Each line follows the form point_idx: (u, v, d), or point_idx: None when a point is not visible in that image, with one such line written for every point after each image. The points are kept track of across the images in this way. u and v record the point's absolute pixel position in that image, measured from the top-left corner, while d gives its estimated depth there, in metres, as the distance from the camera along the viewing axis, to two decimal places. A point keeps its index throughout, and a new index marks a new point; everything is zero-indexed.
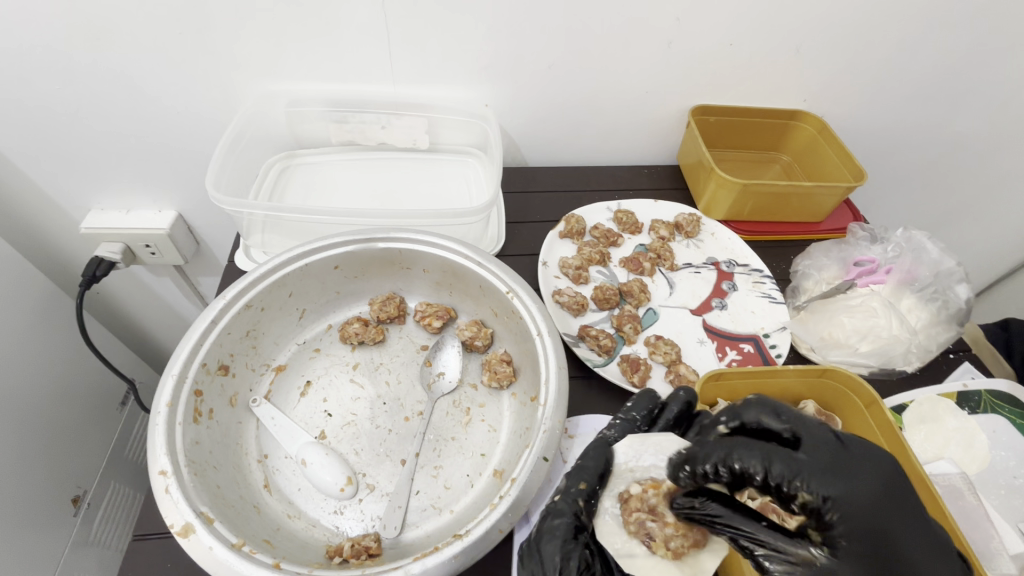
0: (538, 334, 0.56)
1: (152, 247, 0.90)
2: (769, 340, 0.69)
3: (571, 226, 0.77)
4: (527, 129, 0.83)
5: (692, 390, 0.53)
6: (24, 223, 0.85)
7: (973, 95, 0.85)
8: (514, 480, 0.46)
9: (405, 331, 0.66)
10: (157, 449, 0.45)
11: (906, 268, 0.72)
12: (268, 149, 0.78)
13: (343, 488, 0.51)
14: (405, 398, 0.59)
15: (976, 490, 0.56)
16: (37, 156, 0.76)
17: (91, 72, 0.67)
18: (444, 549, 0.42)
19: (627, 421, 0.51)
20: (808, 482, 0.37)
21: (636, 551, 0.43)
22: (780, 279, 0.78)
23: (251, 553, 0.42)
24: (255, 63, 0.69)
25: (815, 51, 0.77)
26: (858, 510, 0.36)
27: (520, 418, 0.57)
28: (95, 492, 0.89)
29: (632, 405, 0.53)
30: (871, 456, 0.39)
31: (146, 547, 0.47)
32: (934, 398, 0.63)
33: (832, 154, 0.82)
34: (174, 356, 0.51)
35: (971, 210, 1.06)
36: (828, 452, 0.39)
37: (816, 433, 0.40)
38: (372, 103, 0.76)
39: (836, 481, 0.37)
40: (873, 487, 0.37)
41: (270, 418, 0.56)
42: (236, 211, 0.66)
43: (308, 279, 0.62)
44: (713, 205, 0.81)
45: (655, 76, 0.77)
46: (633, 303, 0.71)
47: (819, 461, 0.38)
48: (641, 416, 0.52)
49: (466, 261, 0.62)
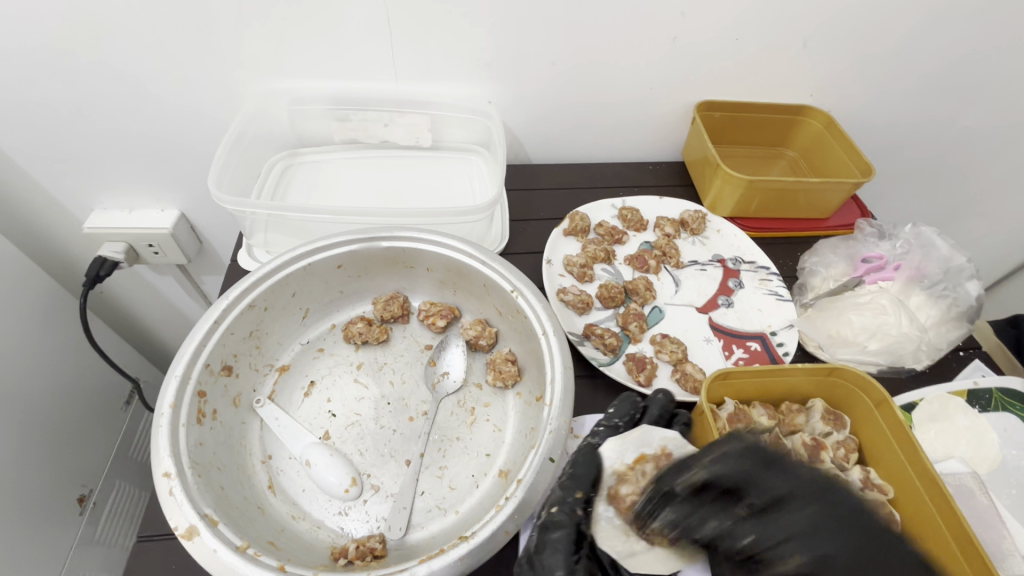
0: (543, 334, 0.55)
1: (155, 246, 0.90)
2: (776, 338, 0.68)
3: (575, 224, 0.76)
4: (531, 126, 0.82)
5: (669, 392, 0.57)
6: (27, 223, 0.85)
7: (983, 89, 0.83)
8: (521, 481, 0.45)
9: (409, 330, 0.66)
10: (161, 451, 0.45)
11: (916, 264, 0.71)
12: (270, 148, 0.78)
13: (347, 489, 0.51)
14: (410, 398, 0.59)
15: (988, 490, 0.55)
16: (39, 156, 0.75)
17: (93, 71, 0.66)
18: (450, 551, 0.41)
19: (610, 428, 0.53)
20: (791, 545, 0.38)
21: (636, 547, 0.45)
22: (787, 276, 0.77)
23: (256, 555, 0.42)
24: (257, 61, 0.69)
25: (822, 45, 0.76)
26: (824, 559, 0.36)
27: (525, 417, 0.57)
28: (101, 490, 0.90)
29: (614, 411, 0.54)
30: (840, 509, 0.39)
31: (151, 548, 0.47)
32: (944, 396, 0.62)
33: (839, 149, 0.81)
34: (177, 357, 0.50)
35: (979, 206, 1.05)
36: (794, 515, 0.39)
37: (780, 487, 0.40)
38: (375, 100, 0.76)
39: (788, 532, 0.38)
40: (828, 537, 0.37)
41: (274, 418, 0.56)
42: (239, 211, 0.65)
43: (311, 278, 0.62)
44: (719, 202, 0.80)
45: (660, 72, 0.76)
46: (638, 301, 0.71)
47: (782, 526, 0.39)
48: (623, 421, 0.54)
49: (470, 260, 0.61)
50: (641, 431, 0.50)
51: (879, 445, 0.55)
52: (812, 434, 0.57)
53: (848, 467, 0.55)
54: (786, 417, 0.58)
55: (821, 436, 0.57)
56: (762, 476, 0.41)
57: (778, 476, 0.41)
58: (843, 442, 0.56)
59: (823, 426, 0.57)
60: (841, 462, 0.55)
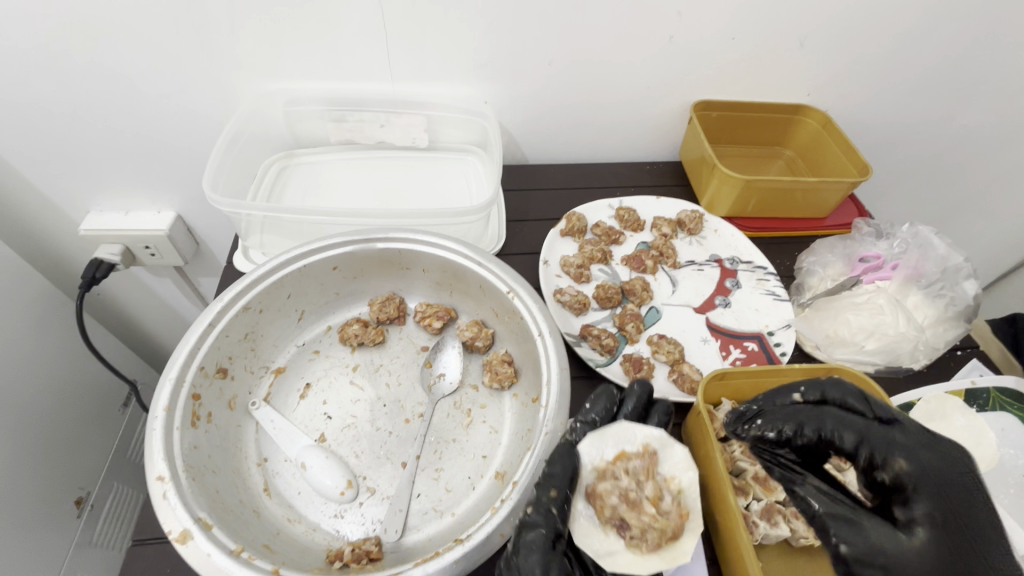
0: (539, 335, 0.55)
1: (152, 248, 0.90)
2: (773, 338, 0.68)
3: (572, 224, 0.76)
4: (528, 127, 0.82)
5: (645, 383, 0.52)
6: (23, 225, 0.85)
7: (980, 88, 0.83)
8: (516, 483, 0.45)
9: (406, 332, 0.66)
10: (155, 454, 0.44)
11: (913, 263, 0.71)
12: (267, 149, 0.78)
13: (343, 491, 0.51)
14: (406, 400, 0.59)
15: (985, 490, 0.55)
16: (34, 157, 0.75)
17: (87, 73, 0.66)
18: (445, 554, 0.41)
19: (587, 423, 0.48)
20: (896, 452, 0.41)
21: (615, 548, 0.40)
22: (784, 276, 0.77)
23: (250, 559, 0.41)
24: (252, 62, 0.68)
25: (819, 44, 0.76)
26: (921, 485, 0.41)
27: (521, 419, 0.57)
28: (99, 493, 0.89)
29: (589, 406, 0.49)
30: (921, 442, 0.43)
31: (146, 552, 0.47)
32: (942, 396, 0.61)
33: (836, 149, 0.81)
34: (172, 360, 0.50)
35: (977, 204, 1.04)
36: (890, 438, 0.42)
37: (851, 428, 0.43)
38: (371, 101, 0.76)
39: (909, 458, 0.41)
40: (926, 471, 0.41)
41: (270, 420, 0.56)
42: (234, 212, 0.65)
43: (307, 280, 0.61)
44: (716, 202, 0.80)
45: (657, 71, 0.76)
46: (635, 302, 0.71)
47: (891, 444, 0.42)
48: (600, 416, 0.48)
49: (466, 261, 0.61)
50: (620, 428, 0.46)
51: None
52: None
53: None
54: None
55: None
56: (794, 419, 0.45)
57: (822, 418, 0.45)
58: None
59: None
60: (838, 463, 0.55)
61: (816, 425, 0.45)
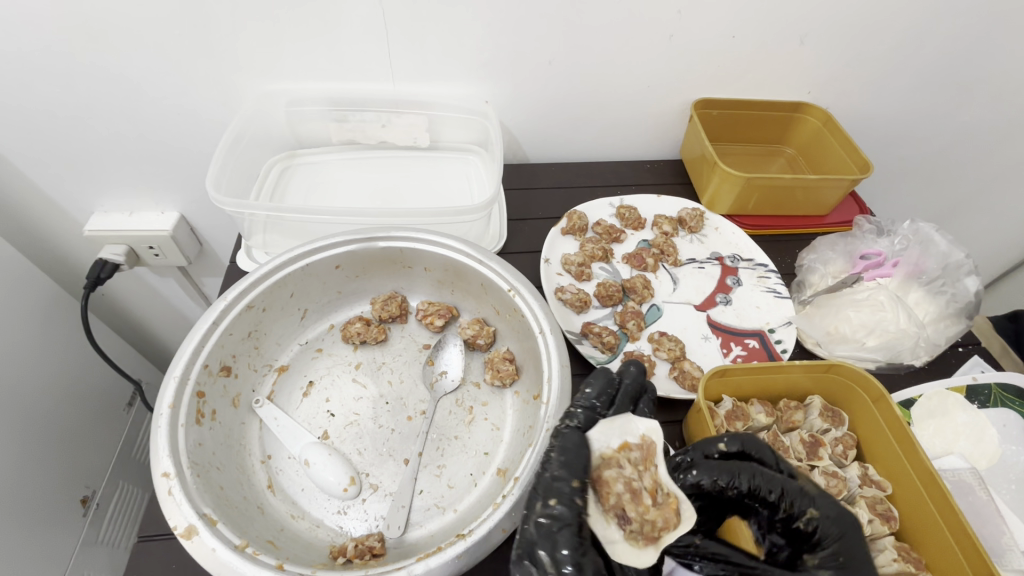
0: (540, 332, 0.55)
1: (156, 248, 0.90)
2: (775, 335, 0.68)
3: (573, 222, 0.76)
4: (528, 125, 0.83)
5: (640, 363, 0.52)
6: (28, 225, 0.85)
7: (982, 84, 0.83)
8: (518, 479, 0.45)
9: (408, 330, 0.66)
10: (160, 451, 0.45)
11: (914, 260, 0.71)
12: (269, 149, 0.78)
13: (346, 488, 0.51)
14: (408, 398, 0.59)
15: (986, 485, 0.55)
16: (38, 158, 0.76)
17: (91, 75, 0.67)
18: (447, 548, 0.42)
19: (588, 408, 0.47)
20: (814, 505, 0.43)
21: (617, 536, 0.40)
22: (785, 273, 0.77)
23: (254, 554, 0.42)
24: (255, 62, 0.69)
25: (820, 41, 0.76)
26: (831, 534, 0.43)
27: (523, 416, 0.57)
28: (104, 492, 0.90)
29: (589, 387, 0.49)
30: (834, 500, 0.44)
31: (152, 548, 0.47)
32: (944, 392, 0.62)
33: (837, 146, 0.81)
34: (176, 358, 0.51)
35: (979, 201, 1.04)
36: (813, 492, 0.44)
37: (776, 483, 0.43)
38: (373, 101, 0.76)
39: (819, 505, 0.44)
40: (839, 521, 0.43)
41: (273, 418, 0.56)
42: (237, 212, 0.66)
43: (309, 279, 0.62)
44: (717, 200, 0.80)
45: (657, 70, 0.76)
46: (636, 299, 0.71)
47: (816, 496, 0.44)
48: (600, 400, 0.48)
49: (467, 259, 0.62)
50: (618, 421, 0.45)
51: (878, 442, 0.55)
52: (811, 431, 0.57)
53: (846, 463, 0.55)
54: (784, 414, 0.58)
55: (819, 433, 0.57)
56: (724, 471, 0.44)
57: (752, 471, 0.44)
58: (841, 438, 0.56)
59: (822, 423, 0.57)
60: (839, 459, 0.55)
61: (748, 474, 0.43)
